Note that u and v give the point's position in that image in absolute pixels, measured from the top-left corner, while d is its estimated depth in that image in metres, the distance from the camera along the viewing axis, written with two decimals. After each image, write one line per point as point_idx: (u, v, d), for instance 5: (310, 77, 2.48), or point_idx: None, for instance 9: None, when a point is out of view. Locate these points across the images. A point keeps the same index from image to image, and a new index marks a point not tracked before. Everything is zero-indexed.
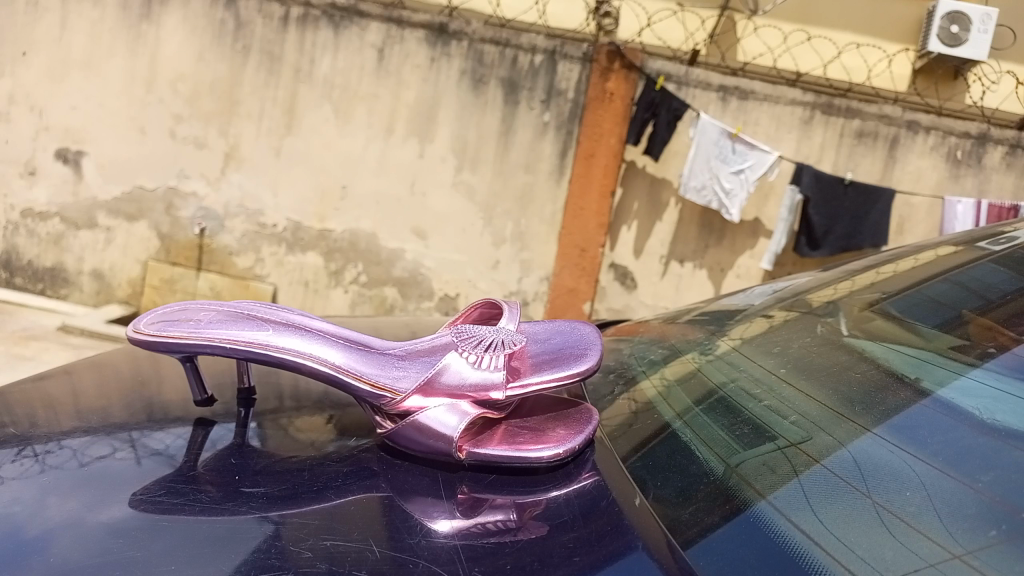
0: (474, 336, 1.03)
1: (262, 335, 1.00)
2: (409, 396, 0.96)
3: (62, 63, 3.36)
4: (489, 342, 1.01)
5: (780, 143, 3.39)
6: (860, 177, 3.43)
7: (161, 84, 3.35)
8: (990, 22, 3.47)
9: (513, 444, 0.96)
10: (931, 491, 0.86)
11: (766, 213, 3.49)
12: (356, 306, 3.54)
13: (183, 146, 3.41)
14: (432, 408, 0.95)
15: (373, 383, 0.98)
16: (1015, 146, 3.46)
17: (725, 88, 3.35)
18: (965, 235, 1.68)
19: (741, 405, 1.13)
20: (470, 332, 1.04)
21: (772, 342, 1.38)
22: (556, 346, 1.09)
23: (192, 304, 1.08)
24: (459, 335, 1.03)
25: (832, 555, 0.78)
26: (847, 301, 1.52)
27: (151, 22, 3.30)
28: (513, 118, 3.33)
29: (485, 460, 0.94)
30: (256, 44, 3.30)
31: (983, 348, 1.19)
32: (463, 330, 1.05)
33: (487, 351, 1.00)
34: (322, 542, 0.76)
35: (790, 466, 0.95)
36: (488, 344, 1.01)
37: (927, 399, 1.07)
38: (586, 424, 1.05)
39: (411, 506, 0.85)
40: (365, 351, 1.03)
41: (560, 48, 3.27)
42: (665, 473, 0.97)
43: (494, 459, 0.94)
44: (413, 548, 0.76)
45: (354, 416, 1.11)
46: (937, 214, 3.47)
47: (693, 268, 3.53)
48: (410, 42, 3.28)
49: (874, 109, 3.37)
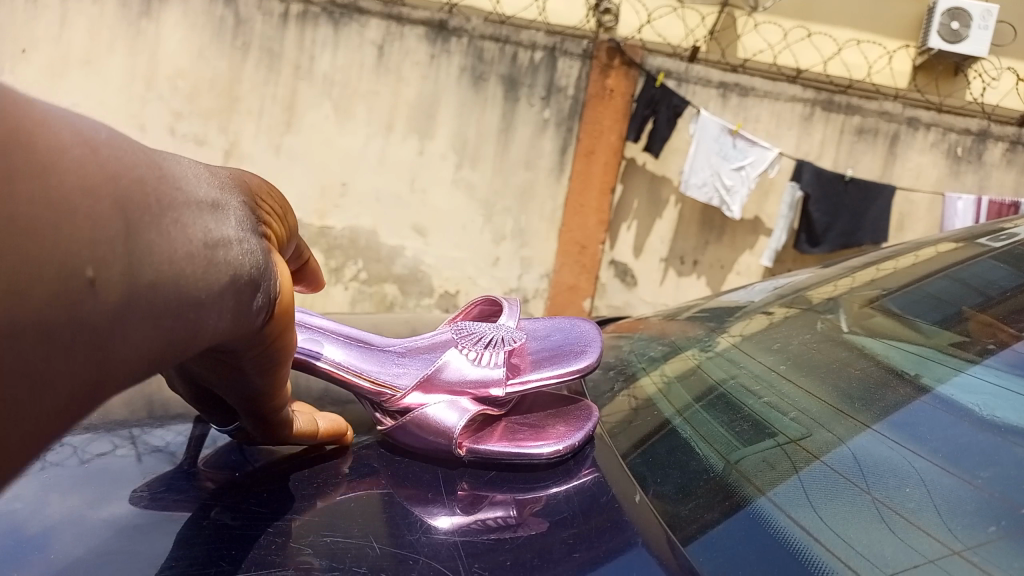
0: (474, 332, 1.04)
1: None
2: (408, 393, 0.96)
3: (61, 60, 3.25)
4: (487, 339, 1.02)
5: (780, 139, 3.39)
6: (860, 173, 3.45)
7: (161, 81, 3.27)
8: (990, 19, 3.48)
9: (513, 440, 0.97)
10: (931, 486, 0.86)
11: (766, 210, 3.50)
12: (356, 303, 3.54)
13: (183, 143, 3.35)
14: (432, 403, 0.95)
15: (373, 380, 0.98)
16: (1013, 143, 3.52)
17: (725, 85, 3.34)
18: (965, 231, 1.69)
19: (741, 401, 1.13)
20: (470, 330, 1.04)
21: (772, 338, 1.38)
22: (551, 342, 1.10)
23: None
24: (459, 333, 1.04)
25: (831, 551, 0.78)
26: (847, 297, 1.52)
27: (150, 19, 3.20)
28: (513, 114, 3.32)
29: (485, 456, 0.94)
30: (256, 40, 3.24)
31: (983, 344, 1.19)
32: (463, 327, 1.05)
33: (486, 348, 1.00)
34: (322, 537, 0.77)
35: (791, 462, 0.95)
36: (487, 341, 1.01)
37: (928, 394, 1.08)
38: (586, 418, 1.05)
39: (412, 503, 0.85)
40: (366, 349, 1.03)
41: (560, 44, 3.27)
42: (665, 469, 0.98)
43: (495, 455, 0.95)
44: (413, 544, 0.77)
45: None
46: (937, 210, 3.50)
47: (693, 264, 3.55)
48: (410, 39, 3.26)
49: (874, 106, 3.38)
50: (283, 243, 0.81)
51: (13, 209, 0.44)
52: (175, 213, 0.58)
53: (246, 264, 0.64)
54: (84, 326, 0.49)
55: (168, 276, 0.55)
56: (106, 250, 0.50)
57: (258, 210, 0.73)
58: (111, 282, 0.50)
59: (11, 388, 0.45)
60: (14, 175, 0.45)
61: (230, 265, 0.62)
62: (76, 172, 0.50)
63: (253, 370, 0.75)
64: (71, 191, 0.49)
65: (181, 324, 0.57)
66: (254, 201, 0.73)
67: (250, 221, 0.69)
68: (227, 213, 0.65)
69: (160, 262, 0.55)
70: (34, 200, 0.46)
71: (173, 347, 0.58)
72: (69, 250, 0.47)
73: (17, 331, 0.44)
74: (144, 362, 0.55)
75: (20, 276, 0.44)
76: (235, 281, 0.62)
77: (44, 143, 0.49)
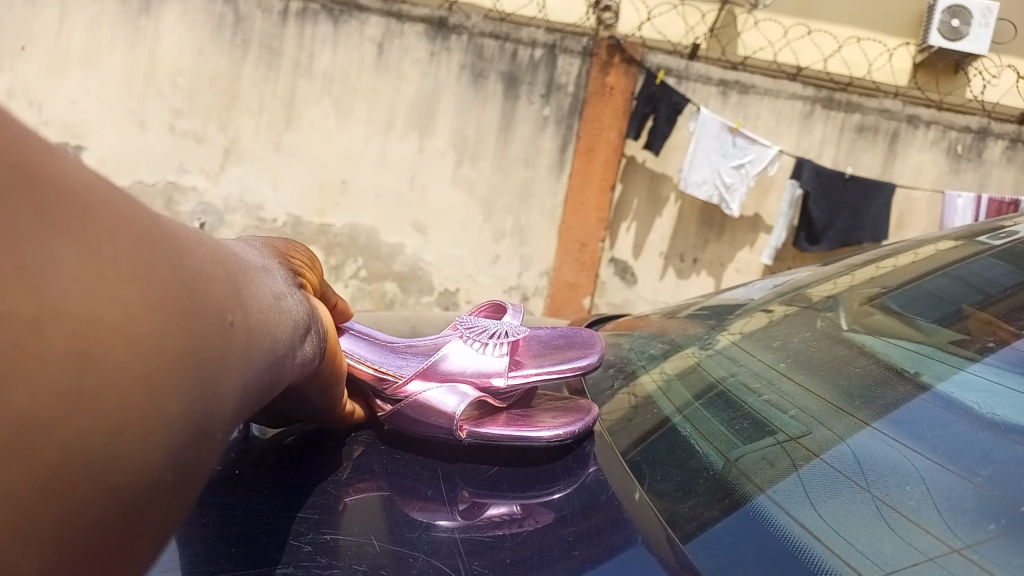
0: (480, 326, 1.06)
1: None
2: (409, 379, 0.97)
3: (61, 57, 3.23)
4: (493, 331, 1.05)
5: (780, 137, 3.39)
6: (860, 171, 3.45)
7: (161, 78, 3.26)
8: (991, 16, 3.48)
9: (514, 426, 0.98)
10: (931, 484, 0.86)
11: (766, 208, 3.50)
12: (356, 301, 3.54)
13: (182, 140, 3.33)
14: (432, 389, 0.96)
15: (375, 367, 1.00)
16: (1014, 140, 3.52)
17: (725, 82, 3.34)
18: (965, 230, 1.69)
19: (741, 399, 1.14)
20: (476, 323, 1.07)
21: (772, 336, 1.38)
22: (553, 337, 1.12)
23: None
24: (465, 326, 1.06)
25: (831, 548, 0.78)
26: (846, 295, 1.52)
27: (151, 16, 3.20)
28: (513, 112, 3.32)
29: (485, 439, 0.96)
30: (256, 38, 3.24)
31: (983, 342, 1.19)
32: (470, 321, 1.08)
33: (490, 339, 1.02)
34: (322, 536, 0.78)
35: (790, 459, 0.95)
36: (491, 333, 1.04)
37: (927, 392, 1.08)
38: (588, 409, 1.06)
39: (411, 499, 0.87)
40: (372, 341, 1.06)
41: (560, 42, 3.26)
42: (664, 467, 0.98)
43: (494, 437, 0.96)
44: (413, 542, 0.78)
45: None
46: (937, 208, 3.50)
47: (693, 262, 3.55)
48: (409, 36, 3.25)
49: (874, 104, 3.39)
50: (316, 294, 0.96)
51: (184, 277, 0.56)
52: (253, 276, 0.71)
53: (299, 310, 0.78)
54: (233, 364, 0.60)
55: (265, 322, 0.68)
56: (234, 304, 0.63)
57: (290, 265, 0.88)
58: (241, 323, 0.63)
59: (212, 401, 0.57)
60: (171, 250, 0.57)
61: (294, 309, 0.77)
62: (195, 249, 0.62)
63: (320, 393, 0.89)
64: (203, 262, 0.61)
65: (279, 361, 0.70)
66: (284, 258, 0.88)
67: (286, 277, 0.82)
68: (278, 273, 0.80)
69: (262, 312, 0.68)
70: (190, 270, 0.58)
71: (276, 379, 0.70)
72: (216, 305, 0.59)
73: (206, 369, 0.56)
74: (260, 396, 0.67)
75: (200, 324, 0.56)
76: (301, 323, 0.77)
77: (175, 228, 0.61)
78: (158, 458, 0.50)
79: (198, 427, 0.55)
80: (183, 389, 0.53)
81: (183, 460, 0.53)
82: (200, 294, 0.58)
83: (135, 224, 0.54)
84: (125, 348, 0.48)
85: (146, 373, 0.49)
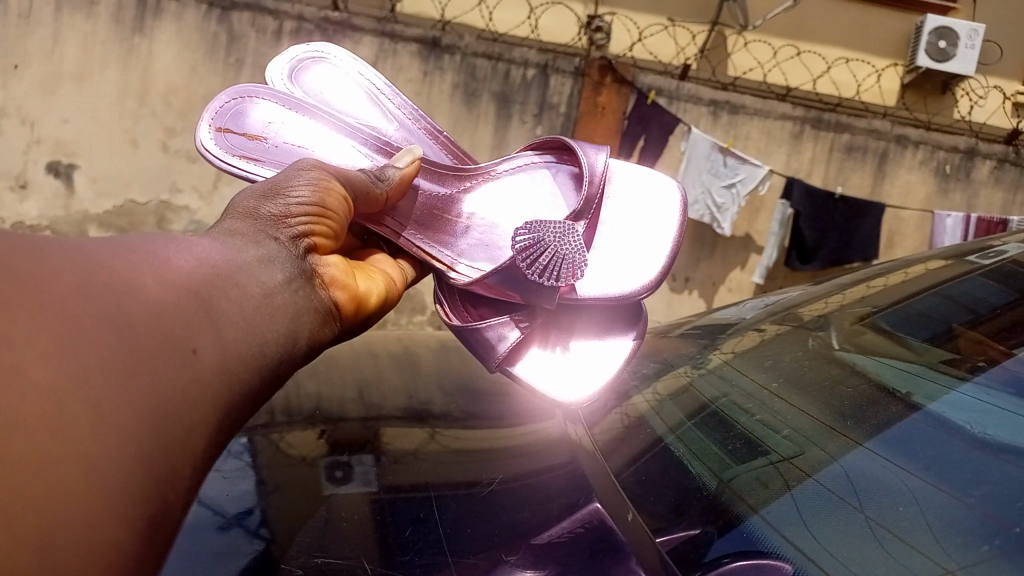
0: (540, 247, 1.12)
1: (353, 144, 1.26)
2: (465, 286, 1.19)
3: (52, 76, 3.19)
4: (565, 260, 1.12)
5: (770, 156, 3.42)
6: (850, 190, 3.49)
7: (153, 97, 3.24)
8: (977, 38, 3.53)
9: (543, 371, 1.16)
10: (923, 505, 0.86)
11: (756, 227, 3.54)
12: None
13: (176, 159, 3.33)
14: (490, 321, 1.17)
15: (440, 263, 1.21)
16: (1000, 161, 3.58)
17: (716, 103, 3.36)
18: (954, 248, 1.70)
19: (734, 419, 1.13)
20: (540, 243, 1.13)
21: (764, 355, 1.38)
22: (610, 262, 1.20)
23: (385, 79, 1.39)
24: (529, 242, 1.13)
25: (824, 569, 0.78)
26: (837, 315, 1.52)
27: (143, 35, 3.18)
28: (505, 132, 3.35)
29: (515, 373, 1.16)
30: (248, 58, 3.23)
31: (973, 361, 1.20)
32: (536, 236, 1.14)
33: (543, 277, 1.11)
34: (312, 559, 0.78)
35: (783, 480, 0.94)
36: (547, 269, 1.12)
37: (918, 412, 1.08)
38: (640, 314, 1.21)
39: (404, 521, 0.86)
40: (436, 228, 1.24)
41: (552, 62, 3.29)
42: (658, 487, 0.98)
43: (528, 375, 1.16)
44: (404, 565, 0.78)
45: (389, 426, 1.12)
46: (926, 227, 3.54)
47: (686, 281, 3.56)
48: (402, 56, 3.23)
49: (863, 124, 3.43)
50: (335, 240, 1.00)
51: (120, 335, 0.58)
52: (232, 284, 0.74)
53: (288, 303, 0.82)
54: (193, 400, 0.64)
55: (235, 336, 0.71)
56: (196, 331, 0.66)
57: (291, 236, 0.90)
58: (208, 348, 0.67)
59: (180, 445, 0.61)
60: (112, 307, 0.59)
61: (283, 304, 0.81)
62: (144, 289, 0.64)
63: (344, 335, 1.00)
64: (156, 303, 0.64)
65: (256, 368, 0.73)
66: (285, 227, 0.90)
67: (284, 260, 0.85)
68: (272, 262, 0.83)
69: (236, 329, 0.72)
70: (129, 322, 0.60)
71: (260, 382, 0.74)
72: (168, 347, 0.62)
73: (157, 421, 0.59)
74: (245, 401, 0.72)
75: (139, 376, 0.58)
76: (290, 319, 0.81)
77: (128, 277, 0.63)
78: (117, 530, 0.54)
79: (163, 486, 0.59)
80: (129, 455, 0.56)
81: (154, 518, 0.58)
82: (151, 340, 0.61)
83: (53, 294, 0.56)
84: (49, 441, 0.50)
85: (80, 455, 0.52)
